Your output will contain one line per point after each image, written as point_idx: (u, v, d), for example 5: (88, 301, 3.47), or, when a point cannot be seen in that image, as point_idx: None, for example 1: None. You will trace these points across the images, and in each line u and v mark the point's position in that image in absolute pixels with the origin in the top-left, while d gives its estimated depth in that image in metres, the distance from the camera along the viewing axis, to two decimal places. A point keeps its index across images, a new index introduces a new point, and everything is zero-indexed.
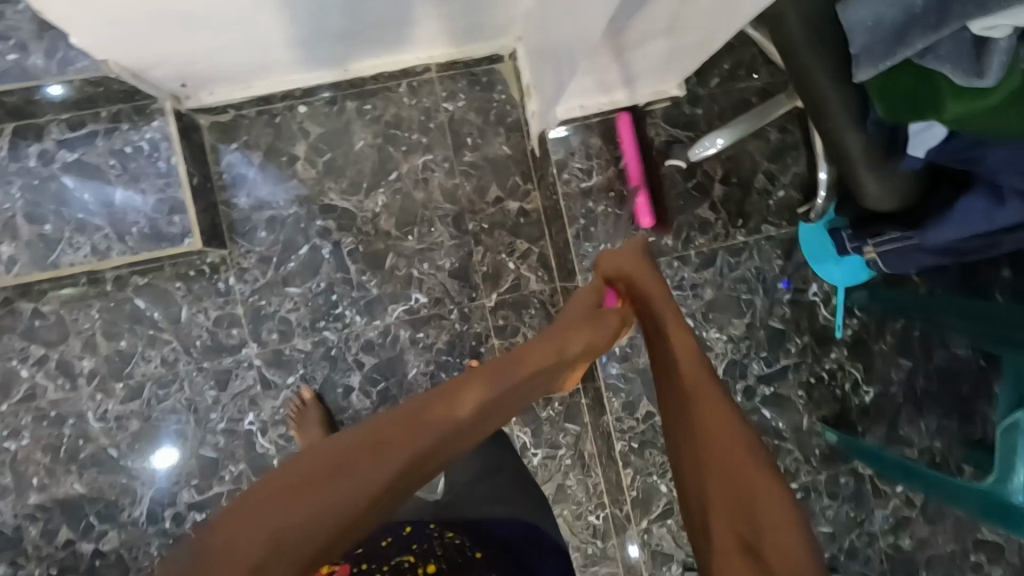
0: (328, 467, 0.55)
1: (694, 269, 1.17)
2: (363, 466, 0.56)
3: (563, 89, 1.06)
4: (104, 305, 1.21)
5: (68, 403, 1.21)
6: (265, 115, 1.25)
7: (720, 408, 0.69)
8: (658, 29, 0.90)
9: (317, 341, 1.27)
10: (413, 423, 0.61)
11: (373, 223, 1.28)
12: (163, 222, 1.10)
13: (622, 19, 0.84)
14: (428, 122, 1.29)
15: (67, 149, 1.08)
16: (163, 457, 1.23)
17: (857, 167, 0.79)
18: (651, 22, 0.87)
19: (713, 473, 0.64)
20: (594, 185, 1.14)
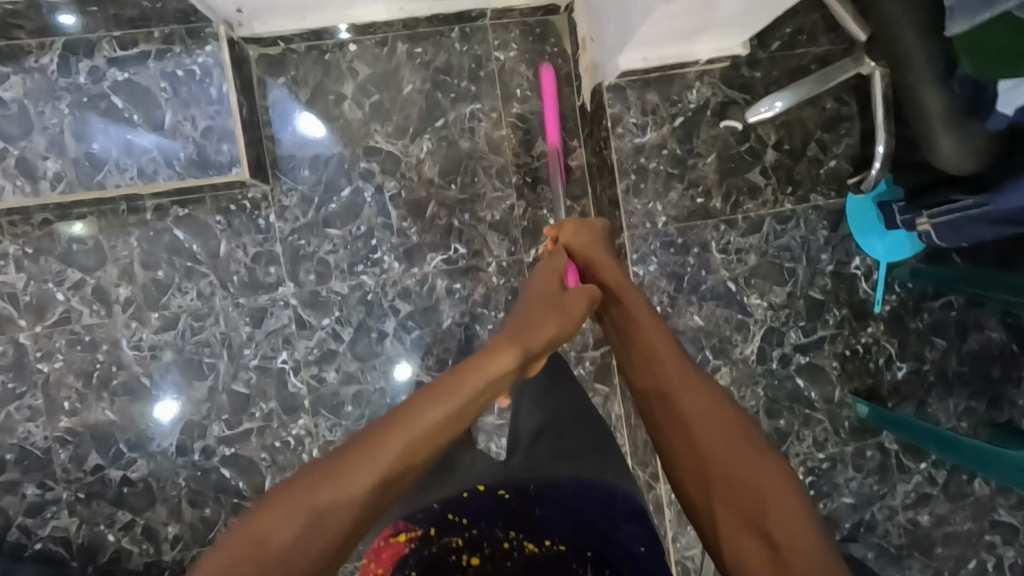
0: (283, 508, 0.50)
1: (740, 234, 1.17)
2: (362, 465, 0.54)
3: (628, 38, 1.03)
4: (143, 234, 1.20)
5: (102, 329, 1.20)
6: (314, 52, 1.23)
7: (699, 383, 0.73)
8: None
9: (355, 284, 1.26)
10: (382, 439, 0.56)
11: (417, 169, 1.27)
12: (211, 149, 1.08)
13: None
14: (478, 71, 1.27)
15: (117, 68, 1.06)
16: (164, 410, 1.22)
17: (932, 126, 0.77)
18: None
19: (696, 434, 0.68)
20: (647, 142, 1.13)
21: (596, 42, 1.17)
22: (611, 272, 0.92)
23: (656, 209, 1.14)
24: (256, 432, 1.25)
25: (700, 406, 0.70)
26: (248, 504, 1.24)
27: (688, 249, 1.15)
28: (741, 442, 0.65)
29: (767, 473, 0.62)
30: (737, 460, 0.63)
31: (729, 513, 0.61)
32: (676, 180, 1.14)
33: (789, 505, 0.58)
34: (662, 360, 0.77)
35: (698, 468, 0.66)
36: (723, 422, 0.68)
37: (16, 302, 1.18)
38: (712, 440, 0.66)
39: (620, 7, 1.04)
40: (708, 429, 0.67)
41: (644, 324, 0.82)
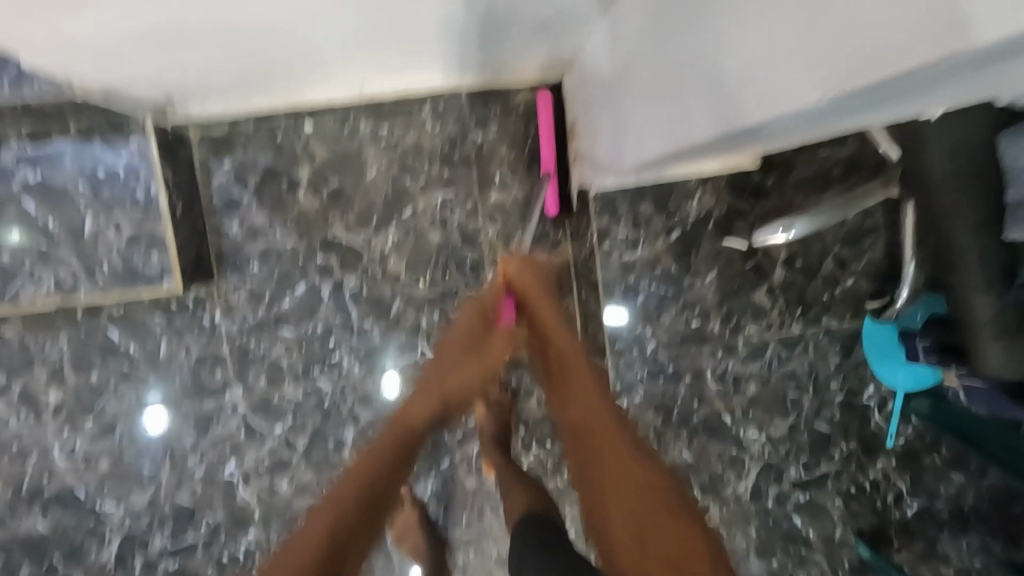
0: None
1: (740, 360, 1.03)
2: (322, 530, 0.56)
3: (619, 155, 0.89)
4: (74, 333, 1.08)
5: (31, 437, 1.10)
6: (264, 130, 1.08)
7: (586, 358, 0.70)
8: (794, 133, 0.62)
9: (310, 389, 1.14)
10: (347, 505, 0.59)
11: (381, 264, 1.13)
12: (140, 259, 0.96)
13: (800, 119, 0.52)
14: (452, 153, 1.12)
15: (28, 166, 0.92)
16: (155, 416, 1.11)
17: (980, 337, 0.66)
18: (817, 125, 0.56)
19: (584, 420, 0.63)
20: (638, 259, 1.00)
21: (584, 131, 1.03)
22: (545, 313, 0.77)
23: (646, 332, 1.01)
24: (202, 546, 1.15)
25: (608, 460, 0.57)
26: None
27: (680, 378, 1.03)
28: (657, 513, 0.52)
29: (679, 543, 0.50)
30: (626, 449, 0.58)
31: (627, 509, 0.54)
32: (669, 302, 1.01)
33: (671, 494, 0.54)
34: (577, 398, 0.65)
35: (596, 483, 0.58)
36: (624, 435, 0.60)
37: None
38: (622, 508, 0.53)
39: (610, 120, 0.90)
40: (621, 493, 0.55)
41: (567, 361, 0.70)
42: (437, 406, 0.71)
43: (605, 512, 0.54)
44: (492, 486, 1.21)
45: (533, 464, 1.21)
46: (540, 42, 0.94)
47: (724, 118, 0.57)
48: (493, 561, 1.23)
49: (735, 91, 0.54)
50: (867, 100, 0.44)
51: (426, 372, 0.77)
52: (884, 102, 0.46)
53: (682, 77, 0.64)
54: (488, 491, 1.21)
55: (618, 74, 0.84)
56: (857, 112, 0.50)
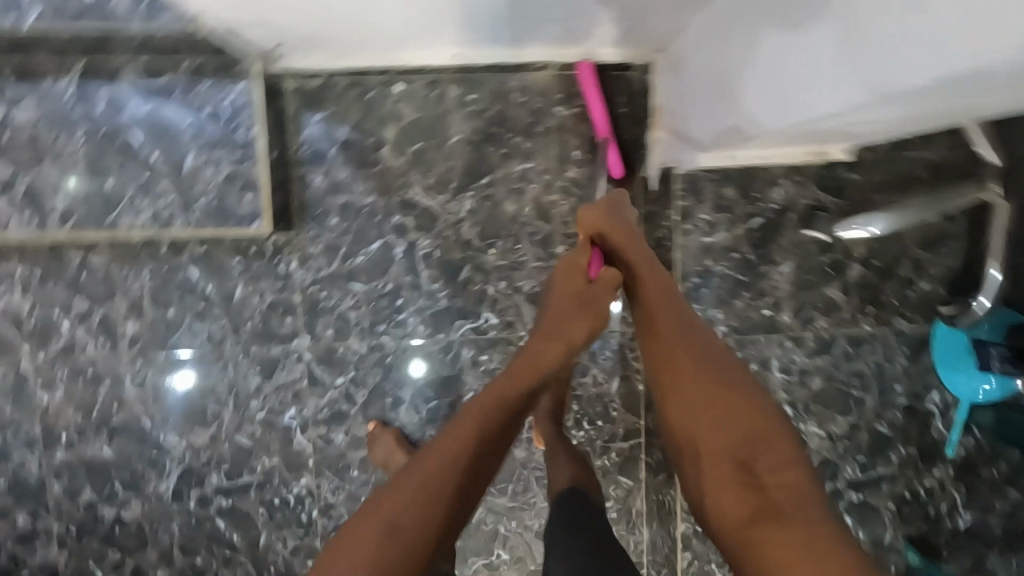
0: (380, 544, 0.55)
1: (807, 354, 1.04)
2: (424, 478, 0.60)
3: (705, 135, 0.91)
4: (156, 268, 1.12)
5: (106, 363, 1.13)
6: (356, 87, 1.11)
7: (671, 290, 0.75)
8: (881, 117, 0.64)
9: (375, 344, 1.17)
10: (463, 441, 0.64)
11: (455, 229, 1.15)
12: (233, 199, 0.99)
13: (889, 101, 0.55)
14: (535, 126, 1.14)
15: (139, 99, 0.96)
16: (183, 379, 1.15)
17: None
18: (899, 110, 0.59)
19: (677, 362, 0.66)
20: (717, 242, 1.00)
21: (672, 117, 1.03)
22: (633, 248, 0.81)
23: (717, 316, 1.02)
24: (256, 487, 1.19)
25: (683, 367, 0.65)
26: (241, 557, 1.20)
27: (746, 365, 1.03)
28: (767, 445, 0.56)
29: (754, 423, 0.58)
30: (719, 389, 0.62)
31: (719, 447, 0.58)
32: (743, 288, 1.01)
33: (774, 433, 0.57)
34: (671, 338, 0.68)
35: (688, 424, 0.61)
36: (712, 372, 0.64)
37: (19, 325, 1.11)
38: (698, 390, 0.63)
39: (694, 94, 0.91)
40: (707, 413, 0.61)
41: (649, 291, 0.75)
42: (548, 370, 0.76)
43: (688, 401, 0.63)
44: (540, 458, 1.23)
45: (583, 441, 1.23)
46: (646, 18, 0.91)
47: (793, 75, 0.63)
48: (533, 532, 1.25)
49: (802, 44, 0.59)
50: (966, 85, 0.46)
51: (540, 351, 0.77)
52: (922, 102, 0.54)
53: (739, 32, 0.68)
54: (536, 463, 1.23)
55: (703, 49, 0.84)
56: (966, 96, 0.50)
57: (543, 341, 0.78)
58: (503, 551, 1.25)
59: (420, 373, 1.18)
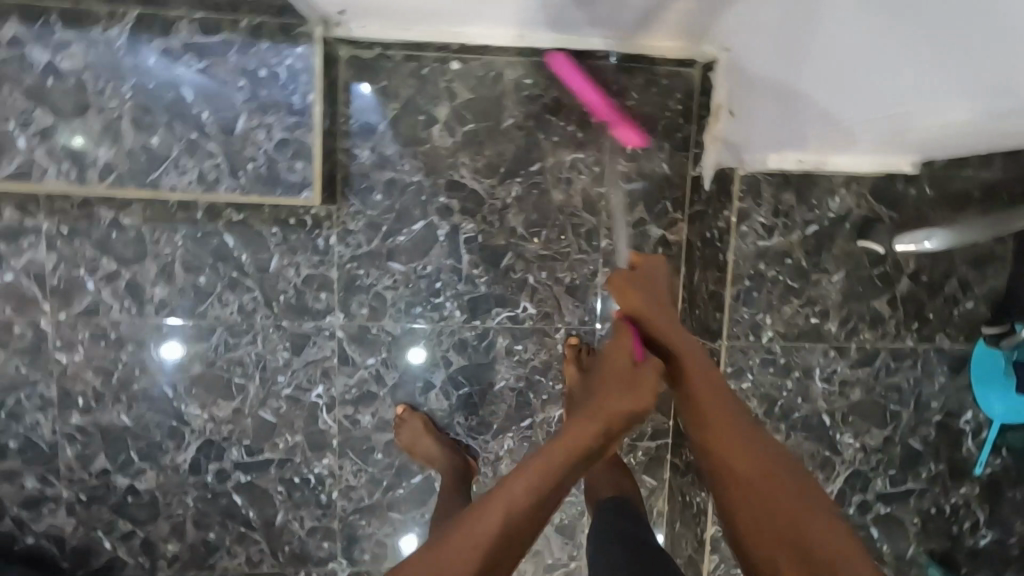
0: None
1: (849, 365, 1.03)
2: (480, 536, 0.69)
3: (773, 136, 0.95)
4: (190, 233, 1.08)
5: (130, 327, 1.09)
6: (411, 62, 1.08)
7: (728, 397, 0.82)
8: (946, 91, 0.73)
9: (410, 327, 1.14)
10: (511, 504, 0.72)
11: (500, 215, 1.13)
12: (283, 165, 0.95)
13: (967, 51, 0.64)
14: (589, 116, 1.12)
15: (193, 55, 0.92)
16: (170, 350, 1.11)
17: None
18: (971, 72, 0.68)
19: (744, 467, 0.75)
20: (773, 246, 0.99)
21: (734, 116, 1.02)
22: (664, 325, 0.89)
23: (765, 321, 1.01)
24: (277, 464, 1.16)
25: (748, 470, 0.75)
26: (256, 535, 1.17)
27: (789, 373, 1.03)
28: (796, 484, 0.72)
29: (828, 527, 0.67)
30: (787, 494, 0.71)
31: (792, 549, 0.67)
32: (793, 295, 1.01)
33: (847, 539, 0.66)
34: (733, 444, 0.78)
35: (762, 527, 0.70)
36: (778, 476, 0.73)
37: (41, 282, 1.07)
38: (765, 495, 0.72)
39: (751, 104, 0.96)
40: (779, 515, 0.70)
41: (700, 389, 0.83)
42: (595, 438, 0.80)
43: (757, 503, 0.72)
44: None
45: None
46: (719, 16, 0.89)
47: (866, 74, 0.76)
48: (553, 526, 1.24)
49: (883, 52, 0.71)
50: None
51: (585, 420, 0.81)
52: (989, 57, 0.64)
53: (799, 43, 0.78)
54: None
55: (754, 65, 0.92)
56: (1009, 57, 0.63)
57: (595, 414, 0.82)
58: None
59: (419, 359, 1.16)
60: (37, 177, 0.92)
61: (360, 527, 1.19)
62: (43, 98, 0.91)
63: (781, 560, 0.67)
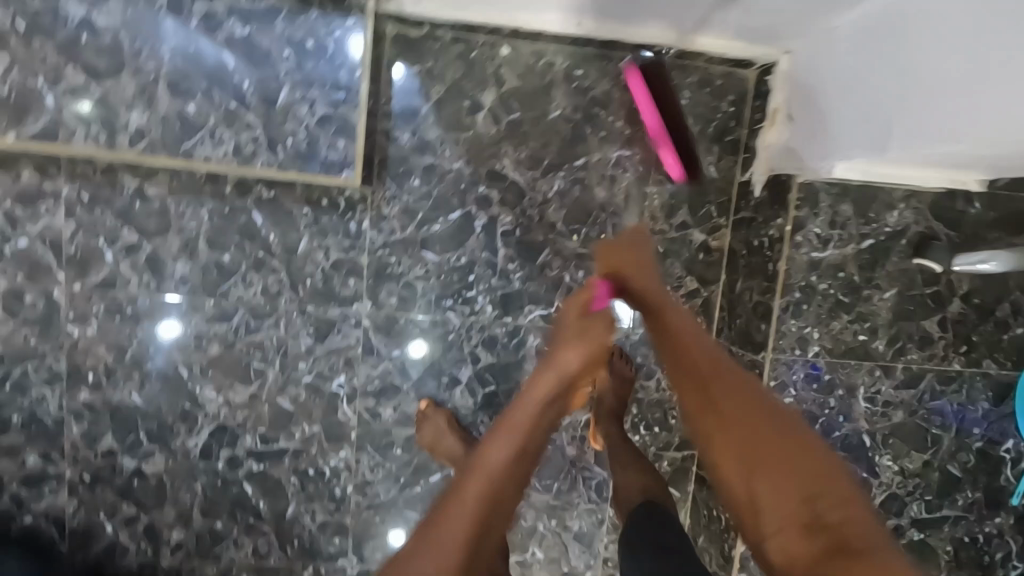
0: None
1: (894, 385, 1.00)
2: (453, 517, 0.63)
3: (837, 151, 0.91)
4: (217, 208, 1.03)
5: (148, 303, 1.04)
6: (460, 45, 1.03)
7: (703, 339, 0.76)
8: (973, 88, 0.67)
9: (439, 320, 1.10)
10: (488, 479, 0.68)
11: (540, 209, 1.09)
12: (326, 143, 0.91)
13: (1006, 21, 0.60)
14: (639, 112, 1.08)
15: (238, 20, 0.87)
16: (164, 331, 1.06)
17: None
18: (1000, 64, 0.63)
19: (717, 400, 0.68)
20: (826, 258, 0.96)
21: (797, 121, 0.99)
22: (650, 287, 0.86)
23: (812, 335, 0.98)
24: (292, 454, 1.11)
25: (720, 404, 0.68)
26: (264, 527, 1.13)
27: (832, 390, 1.00)
28: (800, 447, 0.62)
29: (808, 462, 0.61)
30: (761, 427, 0.64)
31: (771, 489, 0.60)
32: (842, 310, 0.98)
33: (841, 483, 0.59)
34: (707, 376, 0.71)
35: (731, 464, 0.64)
36: (749, 406, 0.66)
37: (57, 250, 1.02)
38: (737, 427, 0.65)
39: (822, 114, 0.93)
40: (752, 448, 0.63)
41: (671, 330, 0.79)
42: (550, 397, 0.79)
43: (732, 437, 0.65)
44: (590, 459, 1.18)
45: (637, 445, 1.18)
46: (799, 11, 0.87)
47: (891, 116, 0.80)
48: (572, 533, 1.20)
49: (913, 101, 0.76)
50: None
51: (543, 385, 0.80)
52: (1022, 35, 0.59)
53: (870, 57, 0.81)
54: (586, 464, 1.18)
55: (833, 69, 0.90)
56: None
57: (555, 375, 0.80)
58: (538, 550, 1.20)
59: (419, 352, 1.11)
60: (64, 139, 0.87)
61: (373, 523, 1.15)
62: (75, 55, 0.85)
63: (784, 541, 0.58)
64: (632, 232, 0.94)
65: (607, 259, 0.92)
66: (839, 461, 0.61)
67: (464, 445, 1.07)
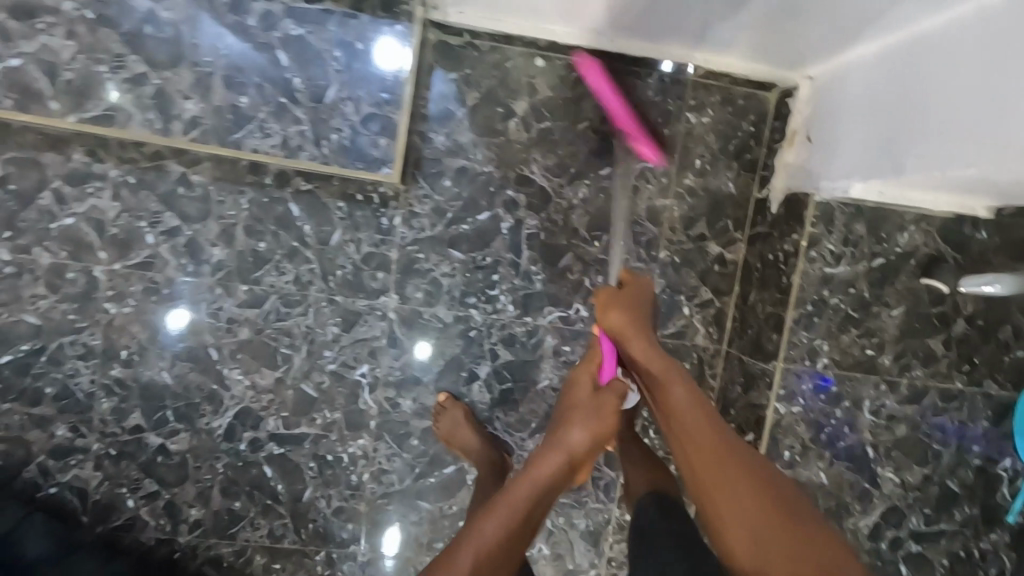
0: None
1: (898, 400, 1.04)
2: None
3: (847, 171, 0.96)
4: (257, 197, 1.07)
5: (184, 286, 1.08)
6: (497, 54, 1.09)
7: (707, 410, 0.83)
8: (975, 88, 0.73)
9: (461, 316, 1.14)
10: (486, 546, 0.74)
11: (564, 215, 1.14)
12: (369, 141, 0.96)
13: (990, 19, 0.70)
14: (663, 127, 1.13)
15: (293, 20, 0.92)
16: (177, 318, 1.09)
17: None
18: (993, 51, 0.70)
19: (729, 481, 0.75)
20: (838, 275, 1.01)
21: (815, 141, 1.04)
22: (650, 356, 0.89)
23: (821, 347, 1.03)
24: (312, 439, 1.15)
25: (734, 486, 0.74)
26: (281, 509, 1.16)
27: (838, 401, 1.04)
28: (795, 526, 0.70)
29: (817, 550, 0.67)
30: (770, 515, 0.71)
31: (780, 571, 0.66)
32: (852, 325, 1.02)
33: (843, 567, 0.65)
34: (716, 454, 0.77)
35: (742, 543, 0.70)
36: (761, 493, 0.73)
37: (100, 231, 1.06)
38: (746, 509, 0.72)
39: (835, 139, 0.99)
40: (761, 533, 0.69)
41: (671, 401, 0.84)
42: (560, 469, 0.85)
43: (745, 519, 0.71)
44: (600, 459, 1.22)
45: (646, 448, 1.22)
46: (827, 36, 0.93)
47: (903, 146, 0.85)
48: (578, 531, 1.23)
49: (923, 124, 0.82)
50: None
51: (553, 457, 0.86)
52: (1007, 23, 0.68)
53: (880, 94, 0.89)
54: (595, 464, 1.21)
55: (846, 99, 0.97)
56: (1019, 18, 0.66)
57: (564, 449, 0.87)
58: (545, 547, 1.23)
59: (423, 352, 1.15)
60: (122, 123, 0.91)
61: (386, 511, 1.18)
62: (138, 46, 0.91)
63: None
64: (640, 283, 0.97)
65: (606, 318, 0.94)
66: (846, 551, 0.69)
67: (479, 436, 1.11)
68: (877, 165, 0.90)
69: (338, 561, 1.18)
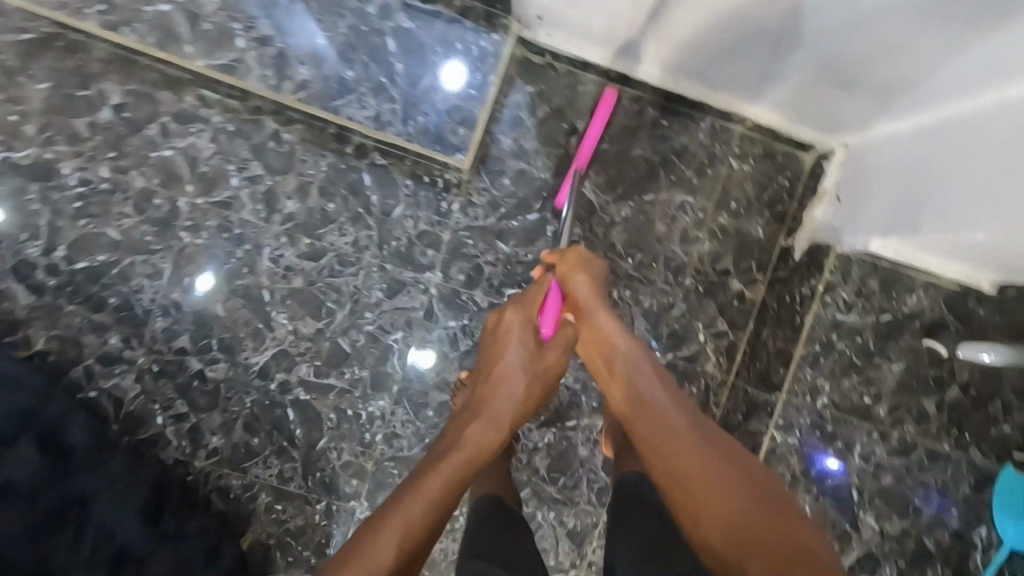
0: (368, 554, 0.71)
1: (887, 451, 1.12)
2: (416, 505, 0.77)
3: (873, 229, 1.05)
4: (336, 162, 1.19)
5: (254, 229, 1.19)
6: (571, 77, 1.22)
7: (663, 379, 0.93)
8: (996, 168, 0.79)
9: (495, 303, 1.23)
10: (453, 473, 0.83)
11: (605, 229, 1.24)
12: (449, 129, 1.17)
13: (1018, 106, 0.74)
14: (707, 168, 1.25)
15: (406, 16, 1.16)
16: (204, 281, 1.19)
17: None
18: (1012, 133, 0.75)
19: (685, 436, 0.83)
20: (848, 321, 1.14)
21: (847, 201, 1.14)
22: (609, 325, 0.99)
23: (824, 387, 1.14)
24: (337, 391, 1.22)
25: (690, 441, 0.83)
26: (294, 453, 1.22)
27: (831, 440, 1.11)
28: (751, 477, 0.78)
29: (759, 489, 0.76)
30: (723, 462, 0.80)
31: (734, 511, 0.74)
32: (854, 370, 1.13)
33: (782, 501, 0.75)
34: (673, 415, 0.87)
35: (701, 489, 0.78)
36: (715, 446, 0.82)
37: (192, 166, 1.18)
38: (703, 458, 0.80)
39: (868, 198, 1.07)
40: (718, 480, 0.77)
41: (634, 366, 0.94)
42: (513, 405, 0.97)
43: (700, 467, 0.80)
44: (598, 463, 1.28)
45: None
46: (866, 106, 1.03)
47: (916, 210, 0.95)
48: (565, 529, 1.28)
49: (930, 193, 0.91)
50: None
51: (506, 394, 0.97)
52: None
53: (914, 161, 0.96)
54: (593, 466, 1.28)
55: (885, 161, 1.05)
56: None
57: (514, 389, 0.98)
58: None
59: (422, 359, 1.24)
60: None
61: (391, 475, 1.24)
62: None
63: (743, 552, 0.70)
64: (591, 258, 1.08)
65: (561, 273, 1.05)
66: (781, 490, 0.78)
67: None
68: (899, 223, 0.99)
69: (336, 514, 1.23)
